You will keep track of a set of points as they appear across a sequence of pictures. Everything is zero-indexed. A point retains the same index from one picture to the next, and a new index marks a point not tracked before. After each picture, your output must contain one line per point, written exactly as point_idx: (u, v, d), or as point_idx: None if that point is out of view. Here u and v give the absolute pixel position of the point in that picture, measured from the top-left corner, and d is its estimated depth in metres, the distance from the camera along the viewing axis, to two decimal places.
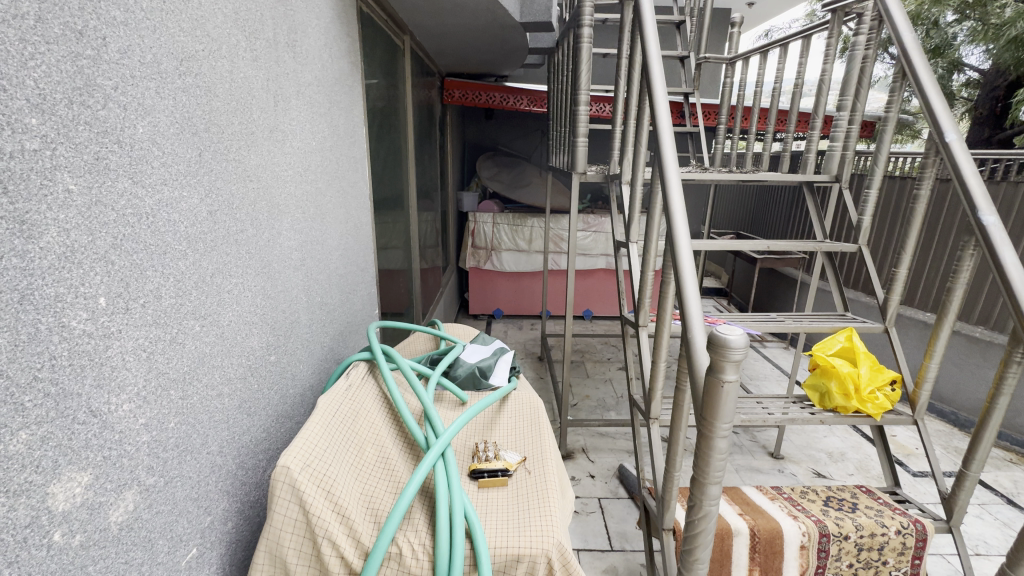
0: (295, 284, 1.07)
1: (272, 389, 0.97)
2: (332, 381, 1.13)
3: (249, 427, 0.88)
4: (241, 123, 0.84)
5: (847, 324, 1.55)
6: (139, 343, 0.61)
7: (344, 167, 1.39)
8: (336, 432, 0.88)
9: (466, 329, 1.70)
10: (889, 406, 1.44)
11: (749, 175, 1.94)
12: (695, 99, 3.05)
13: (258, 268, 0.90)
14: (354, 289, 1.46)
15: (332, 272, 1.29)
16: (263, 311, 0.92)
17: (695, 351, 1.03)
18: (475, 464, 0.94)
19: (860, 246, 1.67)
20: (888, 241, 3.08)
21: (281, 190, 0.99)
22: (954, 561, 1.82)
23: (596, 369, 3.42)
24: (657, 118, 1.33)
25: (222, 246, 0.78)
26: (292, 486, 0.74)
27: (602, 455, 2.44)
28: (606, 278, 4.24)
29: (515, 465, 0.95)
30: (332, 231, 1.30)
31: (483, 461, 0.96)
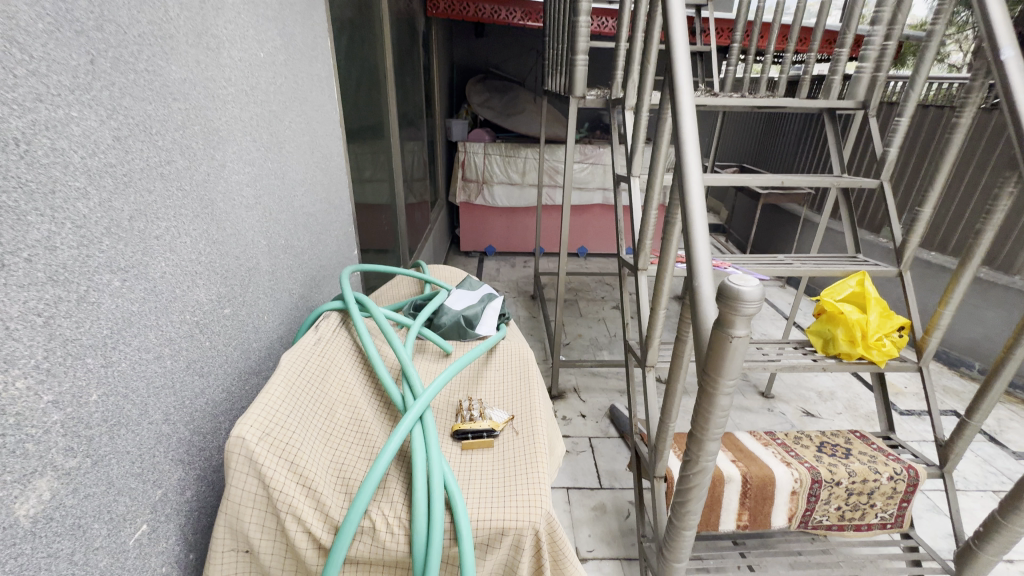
0: (251, 225, 0.93)
1: (230, 345, 0.87)
2: (301, 333, 1.03)
3: (203, 389, 0.79)
4: (153, 22, 0.66)
5: (859, 268, 1.46)
6: (29, 307, 0.49)
7: (306, 87, 1.20)
8: (302, 395, 0.79)
9: (452, 272, 1.58)
10: (893, 352, 1.38)
11: (767, 101, 1.75)
12: (709, 13, 2.73)
13: (197, 208, 0.76)
14: (325, 229, 1.32)
15: (297, 210, 1.14)
16: (209, 259, 0.80)
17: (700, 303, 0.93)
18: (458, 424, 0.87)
19: (883, 181, 1.53)
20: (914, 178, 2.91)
21: (222, 113, 0.83)
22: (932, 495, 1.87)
23: (589, 307, 3.36)
24: (670, 30, 1.14)
25: (141, 181, 0.64)
26: (249, 459, 0.66)
27: (594, 395, 2.43)
28: (602, 214, 4.09)
29: (502, 425, 0.88)
30: (296, 163, 1.14)
31: (466, 421, 0.88)
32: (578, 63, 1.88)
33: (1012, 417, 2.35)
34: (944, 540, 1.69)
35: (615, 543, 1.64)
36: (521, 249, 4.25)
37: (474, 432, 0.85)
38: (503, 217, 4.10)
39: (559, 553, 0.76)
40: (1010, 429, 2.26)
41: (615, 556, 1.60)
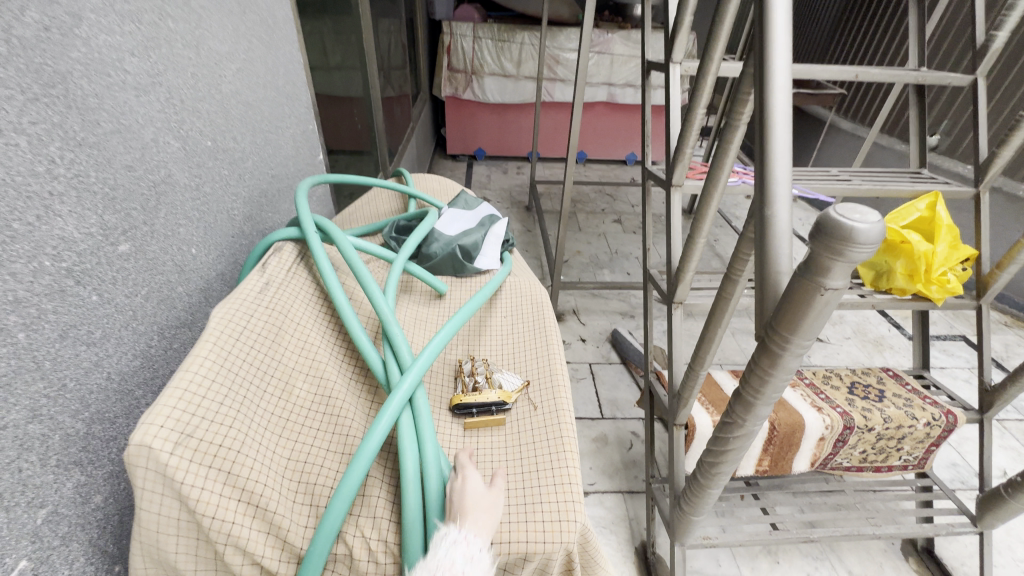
0: (151, 119, 0.64)
1: (139, 295, 0.62)
2: (246, 271, 0.78)
3: (100, 360, 0.56)
4: None
5: (933, 189, 1.22)
6: None
7: None
8: (241, 368, 0.57)
9: (441, 184, 1.30)
10: (957, 290, 1.19)
11: None
12: None
13: (37, 86, 0.47)
14: (274, 125, 1.01)
15: (228, 97, 0.83)
16: (76, 172, 0.52)
17: (770, 235, 0.56)
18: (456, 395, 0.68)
19: (978, 77, 1.23)
20: None
21: None
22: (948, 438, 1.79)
23: (588, 220, 3.10)
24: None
25: None
26: (162, 475, 0.46)
27: (594, 317, 2.27)
28: (605, 113, 3.66)
29: (512, 393, 0.70)
30: (218, 26, 0.80)
31: (467, 390, 0.70)
32: None
33: (1020, 342, 2.28)
34: (946, 470, 1.66)
35: (617, 476, 1.56)
36: (514, 153, 3.85)
37: (475, 404, 0.66)
38: (495, 116, 3.64)
39: (591, 561, 0.61)
40: (1018, 354, 2.20)
41: (616, 489, 1.53)
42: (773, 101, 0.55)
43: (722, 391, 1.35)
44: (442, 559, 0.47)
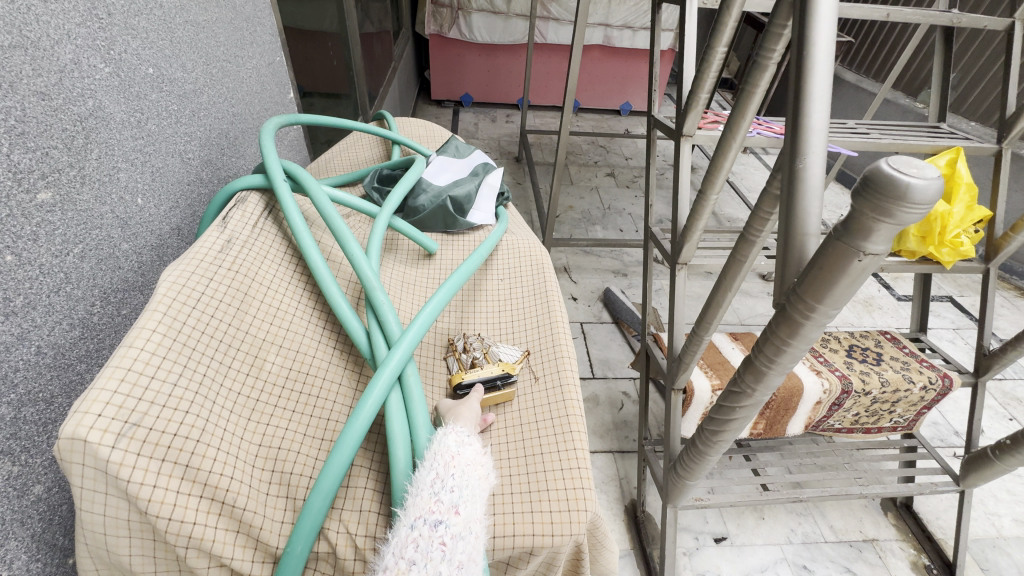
0: (68, 35, 0.51)
1: (72, 254, 0.52)
2: (206, 225, 0.67)
3: (25, 332, 0.47)
4: None
5: (955, 143, 1.14)
6: None
7: None
8: (200, 343, 0.49)
9: (429, 129, 1.17)
10: (970, 253, 1.15)
11: None
12: None
13: None
14: (234, 54, 0.87)
15: (173, 14, 0.69)
16: None
17: (800, 186, 0.44)
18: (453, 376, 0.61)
19: (1016, 20, 1.13)
20: None
21: None
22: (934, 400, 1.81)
23: (581, 174, 2.98)
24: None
25: None
26: (103, 473, 0.38)
27: (586, 275, 2.21)
28: (601, 58, 3.45)
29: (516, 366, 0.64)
30: None
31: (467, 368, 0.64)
32: None
33: (1003, 303, 2.30)
34: (928, 428, 1.69)
35: (608, 436, 1.56)
36: (503, 100, 3.63)
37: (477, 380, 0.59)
38: (483, 58, 3.40)
39: (597, 540, 0.57)
40: (1002, 315, 2.22)
41: (607, 449, 1.52)
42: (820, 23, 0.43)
43: (720, 353, 1.32)
44: (438, 442, 0.48)
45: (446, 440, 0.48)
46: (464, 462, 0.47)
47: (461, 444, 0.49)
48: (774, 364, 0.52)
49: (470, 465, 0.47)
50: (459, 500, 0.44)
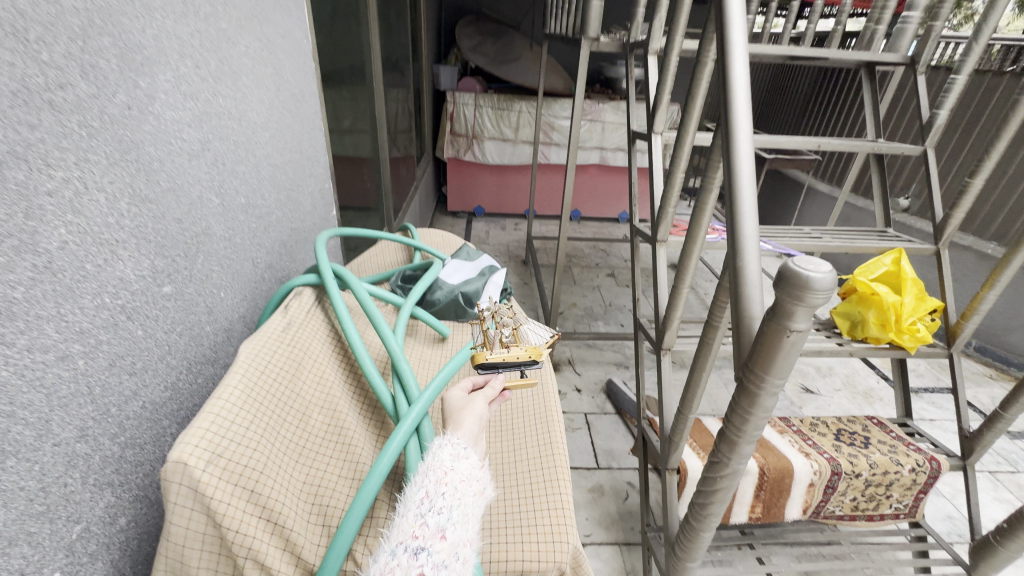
0: (196, 180, 0.73)
1: (174, 333, 0.69)
2: (269, 313, 0.85)
3: (139, 390, 0.62)
4: None
5: (896, 245, 1.34)
6: None
7: (267, 7, 0.96)
8: (265, 399, 0.63)
9: (444, 238, 1.40)
10: (928, 338, 1.27)
11: (802, 52, 1.57)
12: None
13: (113, 151, 0.56)
14: (297, 184, 1.12)
15: (261, 159, 0.94)
16: (138, 222, 0.61)
17: (744, 283, 0.61)
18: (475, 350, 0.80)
19: (927, 147, 1.38)
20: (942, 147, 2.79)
21: (144, 22, 0.61)
22: (944, 492, 1.79)
23: (583, 275, 3.22)
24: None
25: (21, 112, 0.45)
26: (194, 490, 0.51)
27: (589, 368, 2.32)
28: (599, 175, 3.90)
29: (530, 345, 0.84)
30: (258, 102, 0.92)
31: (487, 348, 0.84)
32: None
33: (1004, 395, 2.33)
34: (942, 522, 1.66)
35: (614, 528, 1.55)
36: (512, 211, 4.04)
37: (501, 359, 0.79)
38: (494, 176, 3.86)
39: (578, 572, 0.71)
40: (1003, 406, 2.25)
41: (613, 542, 1.52)
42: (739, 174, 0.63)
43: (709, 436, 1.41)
44: (432, 459, 0.58)
45: (440, 463, 0.58)
46: (451, 483, 0.56)
47: (451, 468, 0.58)
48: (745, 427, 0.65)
49: (460, 486, 0.56)
50: (444, 523, 0.52)
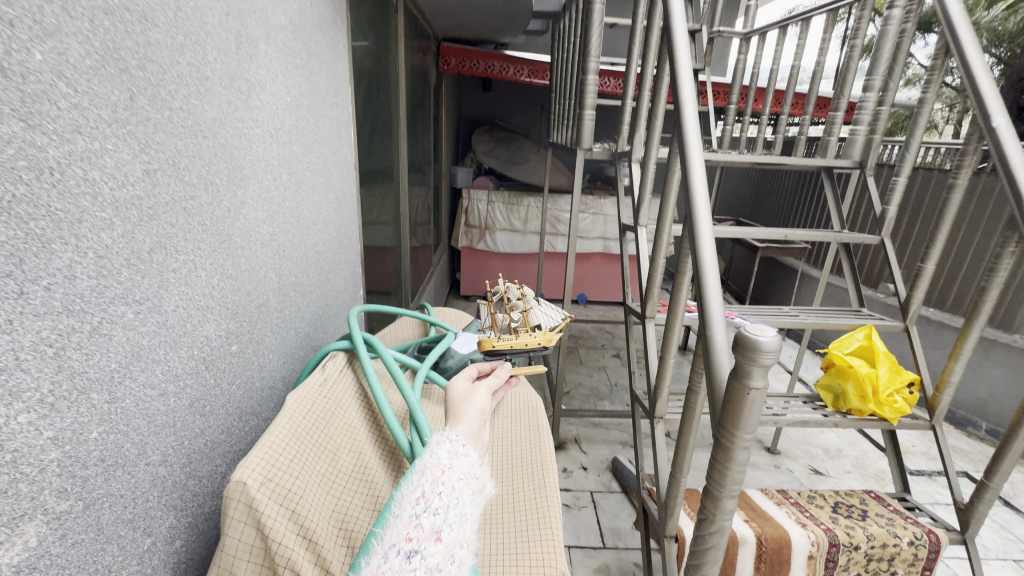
0: (263, 262, 0.93)
1: (233, 385, 0.84)
2: (306, 373, 0.99)
3: (204, 429, 0.76)
4: (192, 64, 0.68)
5: (866, 322, 1.48)
6: (42, 336, 0.48)
7: (325, 132, 1.24)
8: (305, 438, 0.76)
9: (457, 316, 1.57)
10: (907, 409, 1.36)
11: (767, 159, 1.88)
12: (705, 76, 3.04)
13: (214, 242, 0.76)
14: (334, 268, 1.33)
15: (309, 247, 1.15)
16: (222, 294, 0.78)
17: (715, 351, 0.93)
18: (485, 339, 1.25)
19: (884, 237, 1.57)
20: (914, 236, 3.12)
21: (245, 152, 0.84)
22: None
23: (589, 355, 3.33)
24: (670, 55, 1.26)
25: (166, 214, 0.64)
26: (248, 506, 0.62)
27: (596, 446, 2.36)
28: (603, 263, 4.16)
29: (534, 335, 1.38)
30: (311, 203, 1.16)
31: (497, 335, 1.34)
32: (586, 118, 1.98)
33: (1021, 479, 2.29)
34: None
35: None
36: None
37: (503, 349, 1.25)
38: (504, 263, 4.14)
39: None
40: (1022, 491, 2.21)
41: None
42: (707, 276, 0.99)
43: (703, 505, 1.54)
44: (431, 465, 0.68)
45: (436, 465, 0.68)
46: (446, 482, 0.67)
47: (447, 466, 0.69)
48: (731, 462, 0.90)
49: (453, 488, 0.66)
50: (435, 530, 0.61)
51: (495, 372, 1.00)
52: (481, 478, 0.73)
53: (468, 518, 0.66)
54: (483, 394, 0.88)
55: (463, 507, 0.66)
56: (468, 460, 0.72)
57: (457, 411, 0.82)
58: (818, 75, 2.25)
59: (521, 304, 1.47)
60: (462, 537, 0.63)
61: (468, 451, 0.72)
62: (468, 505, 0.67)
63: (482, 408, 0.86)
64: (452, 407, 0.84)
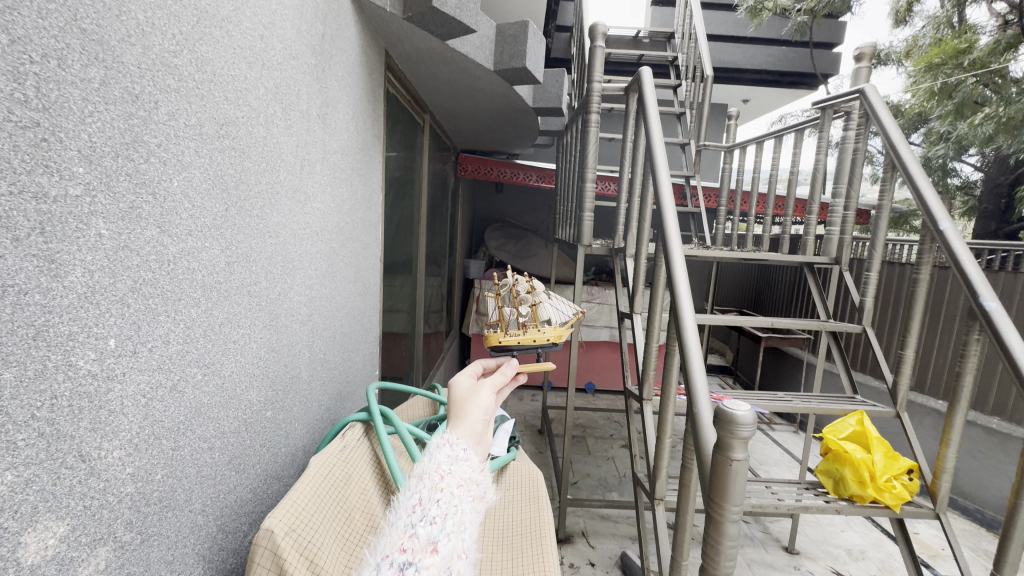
0: (300, 338, 1.07)
1: (264, 447, 0.94)
2: (324, 443, 1.05)
3: (236, 486, 0.84)
4: (268, 184, 0.89)
5: (857, 408, 1.55)
6: (141, 388, 0.60)
7: (358, 230, 1.45)
8: (325, 494, 0.83)
9: None
10: (909, 496, 1.37)
11: (751, 256, 2.09)
12: (696, 182, 3.37)
13: (265, 321, 0.91)
14: (355, 348, 1.47)
15: (337, 328, 1.30)
16: (265, 364, 0.92)
17: (700, 423, 1.01)
18: (491, 334, 1.14)
19: (865, 327, 1.70)
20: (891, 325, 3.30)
21: (297, 248, 1.03)
22: None
23: (597, 445, 3.29)
24: (654, 167, 1.52)
25: (235, 296, 0.80)
26: (273, 552, 0.69)
27: (603, 540, 2.28)
28: (609, 351, 4.24)
29: (543, 331, 1.17)
30: (342, 289, 1.33)
31: (504, 331, 1.19)
32: (586, 218, 2.22)
33: None
34: None
35: None
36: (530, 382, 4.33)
37: (509, 345, 1.11)
38: None
39: None
40: None
41: None
42: (690, 359, 1.12)
43: None
44: (430, 466, 0.72)
45: (436, 469, 0.71)
46: (444, 489, 0.68)
47: (447, 472, 0.71)
48: (724, 537, 0.90)
49: (453, 492, 0.69)
50: (435, 537, 0.62)
51: (499, 368, 0.99)
52: (480, 487, 0.75)
53: (466, 526, 0.66)
54: (486, 394, 0.88)
55: (461, 515, 0.67)
56: (469, 466, 0.74)
57: (460, 411, 0.85)
58: (794, 183, 2.51)
59: (531, 297, 1.23)
60: (460, 547, 0.63)
61: (470, 455, 0.75)
62: (467, 512, 0.68)
63: (485, 409, 0.87)
64: (455, 405, 0.87)
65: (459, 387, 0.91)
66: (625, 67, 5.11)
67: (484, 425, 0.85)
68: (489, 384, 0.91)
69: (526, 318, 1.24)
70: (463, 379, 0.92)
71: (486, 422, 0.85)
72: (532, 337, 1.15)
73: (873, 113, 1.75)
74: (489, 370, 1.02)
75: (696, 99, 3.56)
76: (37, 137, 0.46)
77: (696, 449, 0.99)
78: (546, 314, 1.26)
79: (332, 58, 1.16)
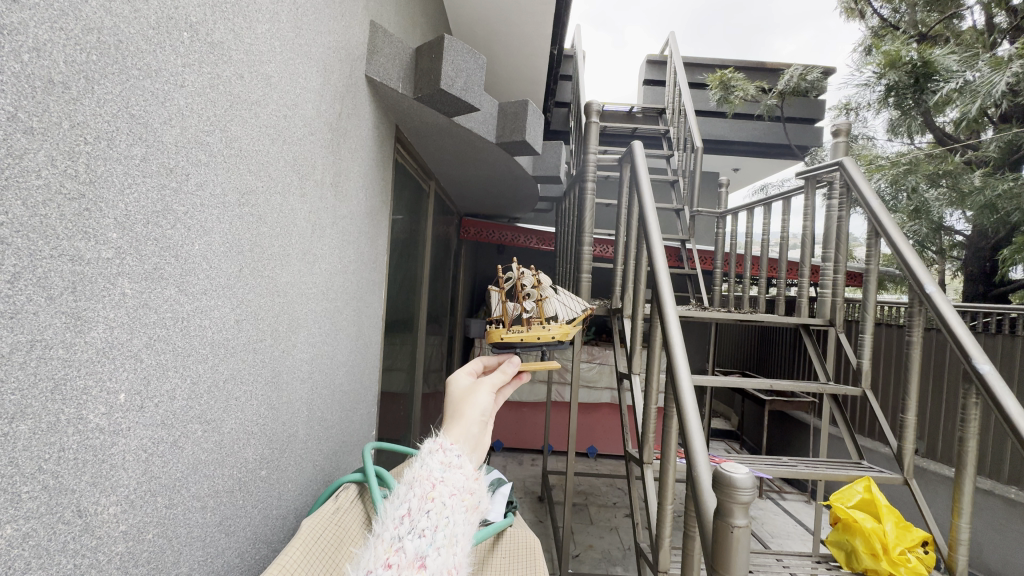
0: (300, 396, 1.08)
1: (256, 508, 0.92)
2: (315, 505, 0.97)
3: (224, 549, 0.82)
4: (281, 247, 0.94)
5: (864, 474, 1.50)
6: (143, 443, 0.62)
7: (362, 289, 1.50)
8: (314, 566, 0.76)
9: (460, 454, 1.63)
10: (925, 572, 1.28)
11: (747, 317, 2.12)
12: (692, 244, 3.47)
13: (268, 377, 0.93)
14: (353, 407, 1.46)
15: (336, 386, 1.31)
16: (264, 422, 0.92)
17: (701, 487, 0.99)
18: (494, 330, 1.14)
19: (865, 389, 1.68)
20: (893, 389, 3.27)
21: (303, 306, 1.06)
22: None
23: (600, 514, 3.15)
24: (647, 231, 1.58)
25: (241, 352, 0.83)
26: None
27: None
28: (610, 413, 4.15)
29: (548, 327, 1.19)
30: (343, 347, 1.35)
31: (508, 327, 1.18)
32: (584, 278, 2.28)
33: None
34: None
35: None
36: (530, 446, 4.21)
37: (512, 342, 1.12)
38: (513, 411, 4.18)
39: None
40: None
41: None
42: (689, 418, 1.11)
43: None
44: (422, 472, 0.63)
45: (429, 474, 0.62)
46: (435, 498, 0.60)
47: (438, 479, 0.62)
48: None
49: (445, 502, 0.60)
50: (424, 556, 0.55)
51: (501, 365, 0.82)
52: (478, 495, 0.65)
53: (459, 540, 0.59)
54: (487, 391, 0.74)
55: (454, 527, 0.59)
56: (464, 473, 0.64)
57: (456, 413, 0.72)
58: (786, 246, 2.58)
59: (536, 292, 1.28)
60: (451, 563, 0.56)
61: (465, 460, 0.65)
62: (460, 524, 0.60)
63: (485, 410, 0.73)
64: (450, 408, 0.73)
65: (455, 384, 0.75)
66: (620, 138, 5.40)
67: (482, 429, 0.72)
68: (488, 382, 0.75)
69: (531, 313, 1.26)
70: (461, 376, 0.76)
71: (484, 425, 0.72)
72: (535, 334, 1.16)
73: (852, 184, 1.87)
74: (491, 366, 0.84)
75: (688, 167, 3.75)
76: (81, 207, 0.51)
77: (698, 515, 0.96)
78: (551, 309, 1.31)
79: (348, 133, 1.27)
